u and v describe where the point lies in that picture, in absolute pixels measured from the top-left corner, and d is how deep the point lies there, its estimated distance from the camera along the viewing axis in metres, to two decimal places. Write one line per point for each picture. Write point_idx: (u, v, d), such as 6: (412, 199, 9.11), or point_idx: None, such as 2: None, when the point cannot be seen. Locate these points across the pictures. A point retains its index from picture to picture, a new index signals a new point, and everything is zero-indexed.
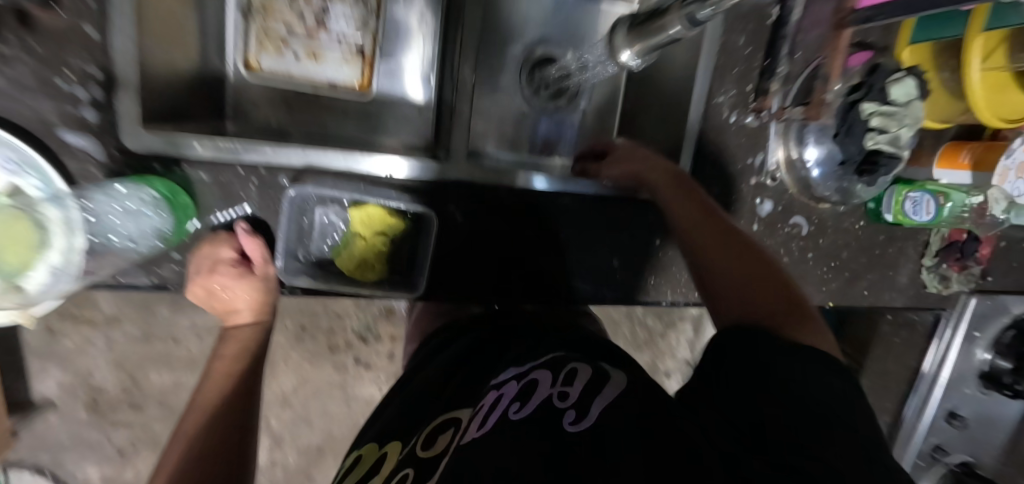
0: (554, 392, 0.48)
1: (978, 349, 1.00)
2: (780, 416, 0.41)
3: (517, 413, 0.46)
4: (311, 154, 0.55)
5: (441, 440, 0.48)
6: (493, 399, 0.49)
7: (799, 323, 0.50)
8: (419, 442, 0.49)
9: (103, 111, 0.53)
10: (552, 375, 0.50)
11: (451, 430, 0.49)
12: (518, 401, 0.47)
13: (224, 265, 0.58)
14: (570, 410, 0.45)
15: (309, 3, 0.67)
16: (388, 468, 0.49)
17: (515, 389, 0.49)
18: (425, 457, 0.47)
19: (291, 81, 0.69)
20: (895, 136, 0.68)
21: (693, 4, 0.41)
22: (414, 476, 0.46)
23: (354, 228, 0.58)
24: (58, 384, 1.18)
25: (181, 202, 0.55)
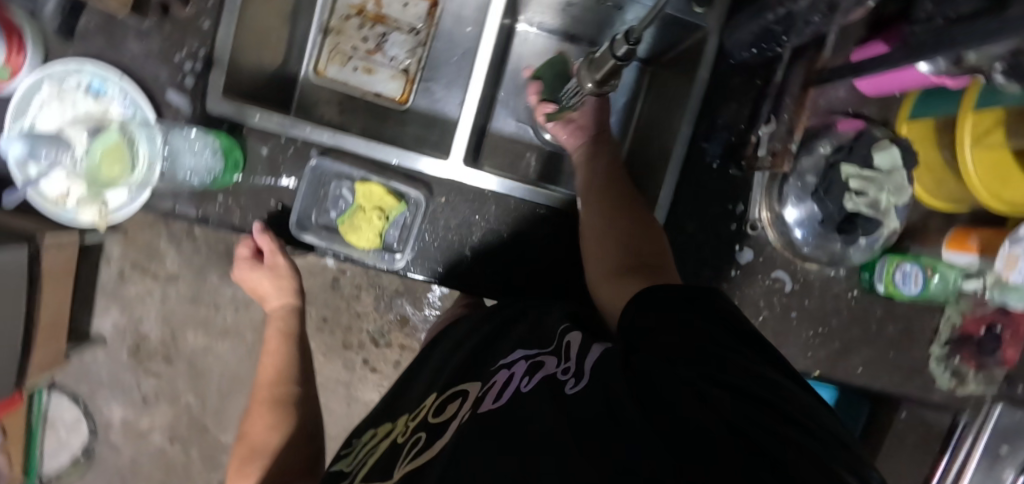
0: (559, 369, 0.51)
1: (1005, 470, 0.79)
2: (717, 351, 0.45)
3: (525, 386, 0.50)
4: (339, 137, 0.65)
5: (449, 408, 0.57)
6: (505, 377, 0.54)
7: (659, 265, 0.59)
8: (433, 409, 0.59)
9: (198, 78, 0.68)
10: (558, 355, 0.54)
11: (459, 399, 0.58)
12: (527, 377, 0.52)
13: (243, 260, 0.78)
14: (575, 378, 0.48)
15: (374, 30, 0.84)
16: (411, 431, 0.59)
17: (525, 369, 0.54)
18: (437, 422, 0.56)
19: (347, 87, 0.84)
20: (875, 200, 0.66)
21: (618, 42, 0.53)
22: (425, 436, 0.55)
23: (359, 200, 0.68)
24: (115, 325, 1.36)
25: (233, 156, 0.66)
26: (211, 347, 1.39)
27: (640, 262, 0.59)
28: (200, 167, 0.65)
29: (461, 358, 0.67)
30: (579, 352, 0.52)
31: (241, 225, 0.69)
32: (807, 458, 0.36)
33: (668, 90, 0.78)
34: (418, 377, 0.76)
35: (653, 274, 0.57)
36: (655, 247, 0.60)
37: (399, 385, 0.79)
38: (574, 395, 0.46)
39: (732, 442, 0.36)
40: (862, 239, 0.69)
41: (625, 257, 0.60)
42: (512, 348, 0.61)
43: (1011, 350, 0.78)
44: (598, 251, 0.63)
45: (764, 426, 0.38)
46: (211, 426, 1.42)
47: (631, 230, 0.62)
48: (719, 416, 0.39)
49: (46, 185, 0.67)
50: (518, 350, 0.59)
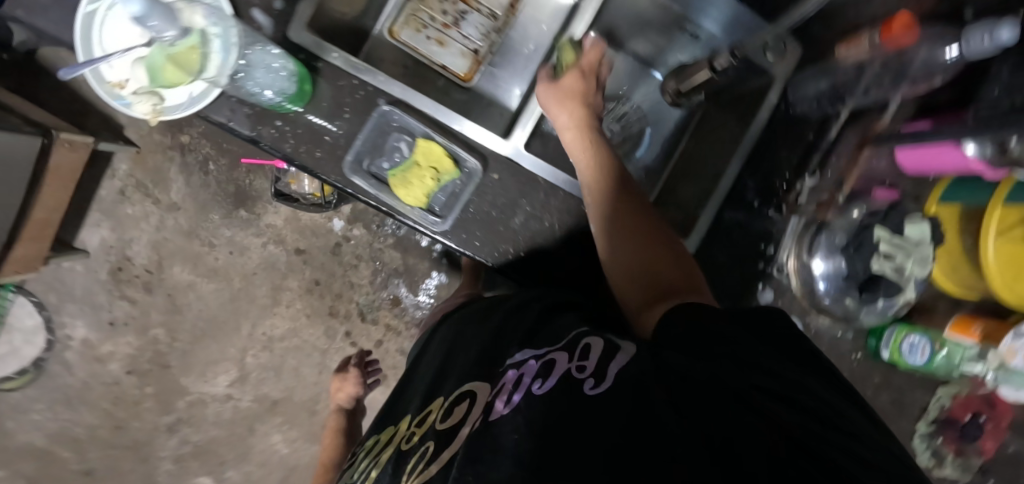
0: (572, 366, 0.52)
1: None
2: (756, 357, 0.47)
3: (539, 388, 0.52)
4: (409, 92, 0.67)
5: (456, 413, 0.61)
6: (515, 377, 0.56)
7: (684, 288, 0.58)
8: (440, 414, 0.63)
9: (288, 5, 0.69)
10: (570, 353, 0.54)
11: (466, 402, 0.61)
12: (540, 378, 0.53)
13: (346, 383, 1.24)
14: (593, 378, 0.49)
15: (454, 6, 0.86)
16: (420, 435, 0.63)
17: (537, 368, 0.55)
18: (445, 429, 0.60)
19: (416, 54, 0.85)
20: (900, 265, 0.69)
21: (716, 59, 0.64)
22: (434, 445, 0.59)
23: (416, 156, 0.69)
24: (102, 241, 1.32)
25: (302, 88, 0.66)
26: (195, 285, 1.35)
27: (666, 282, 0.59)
28: (273, 84, 0.64)
29: (480, 345, 0.69)
30: (591, 355, 0.52)
31: (292, 154, 0.69)
32: (852, 462, 0.38)
33: (719, 128, 0.79)
34: (428, 371, 0.76)
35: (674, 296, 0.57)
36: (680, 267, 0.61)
37: (410, 377, 0.80)
38: (595, 396, 0.48)
39: (783, 451, 0.38)
40: (879, 302, 0.72)
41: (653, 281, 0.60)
42: (516, 348, 0.62)
43: (989, 442, 0.80)
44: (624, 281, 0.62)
45: (812, 434, 0.40)
46: (173, 367, 1.37)
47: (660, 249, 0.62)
48: (761, 418, 0.41)
49: (110, 71, 0.67)
50: (525, 349, 0.61)
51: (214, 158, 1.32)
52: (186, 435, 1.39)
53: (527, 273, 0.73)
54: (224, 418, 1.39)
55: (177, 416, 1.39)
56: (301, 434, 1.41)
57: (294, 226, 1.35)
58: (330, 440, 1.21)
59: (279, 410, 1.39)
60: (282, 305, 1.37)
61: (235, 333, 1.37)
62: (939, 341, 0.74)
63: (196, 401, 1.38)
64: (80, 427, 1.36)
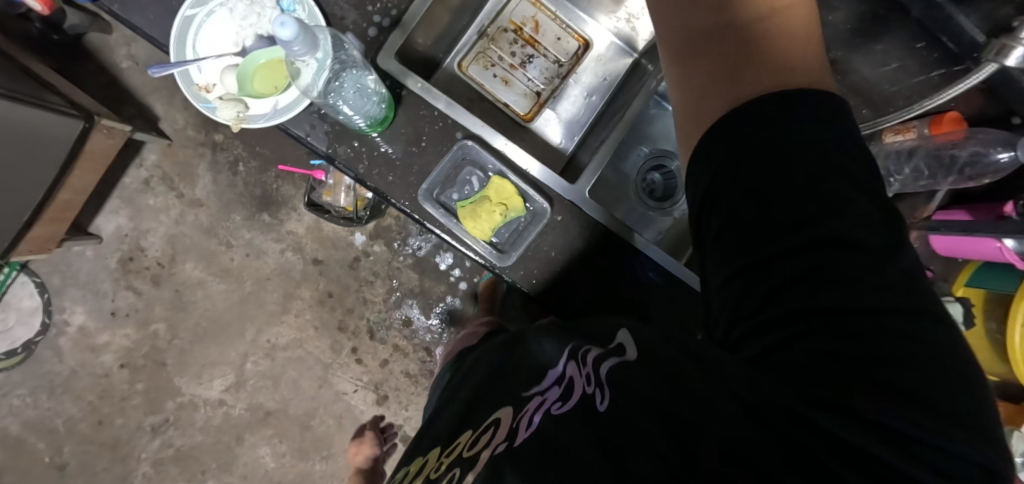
0: (584, 375, 0.43)
1: None
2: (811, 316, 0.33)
3: (557, 409, 0.42)
4: (483, 127, 0.69)
5: (483, 440, 0.57)
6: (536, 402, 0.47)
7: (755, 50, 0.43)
8: (467, 442, 0.59)
9: (380, 32, 0.70)
10: (576, 361, 0.46)
11: (492, 430, 0.56)
12: (558, 399, 0.43)
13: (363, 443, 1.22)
14: (603, 390, 0.40)
15: (522, 49, 0.89)
16: (448, 466, 0.58)
17: (558, 390, 0.44)
18: (470, 455, 0.56)
19: (481, 89, 0.88)
20: None
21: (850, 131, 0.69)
22: (461, 474, 0.56)
23: (487, 191, 0.70)
24: (117, 228, 1.30)
25: (386, 115, 0.68)
26: (204, 284, 1.33)
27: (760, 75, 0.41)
28: (362, 107, 0.66)
29: (506, 369, 0.65)
30: (597, 362, 0.43)
31: (365, 176, 0.69)
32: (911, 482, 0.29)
33: None
34: (450, 402, 0.72)
35: (735, 61, 0.43)
36: (786, 38, 0.42)
37: (434, 412, 0.76)
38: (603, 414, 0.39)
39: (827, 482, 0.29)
40: None
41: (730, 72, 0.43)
42: (546, 369, 0.59)
43: None
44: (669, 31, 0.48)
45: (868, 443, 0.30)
46: (169, 364, 1.33)
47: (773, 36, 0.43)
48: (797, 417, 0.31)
49: (199, 75, 0.68)
50: (553, 371, 0.57)
51: (245, 160, 1.32)
52: (170, 438, 1.34)
53: (556, 302, 0.71)
54: (212, 423, 1.35)
55: (164, 417, 1.33)
56: (290, 449, 1.36)
57: (315, 235, 1.35)
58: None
59: (272, 422, 1.35)
60: (290, 313, 1.35)
61: (239, 337, 1.35)
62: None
63: (187, 403, 1.34)
64: (60, 418, 1.30)
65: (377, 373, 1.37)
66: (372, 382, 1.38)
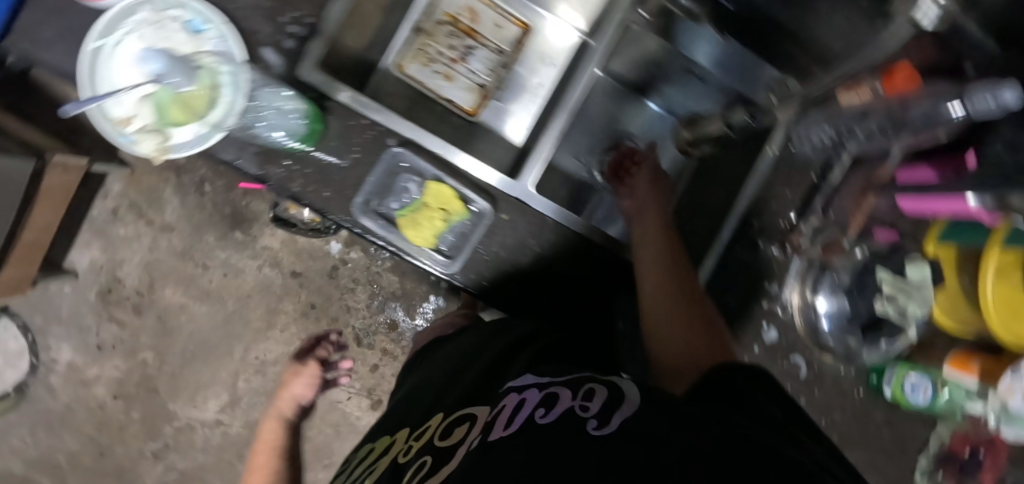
0: (575, 404, 0.50)
1: None
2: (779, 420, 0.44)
3: (542, 417, 0.50)
4: (420, 133, 0.67)
5: (457, 432, 0.58)
6: (516, 401, 0.55)
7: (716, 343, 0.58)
8: (438, 432, 0.60)
9: (299, 44, 0.68)
10: (572, 394, 0.52)
11: (467, 424, 0.58)
12: (542, 408, 0.51)
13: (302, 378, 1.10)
14: (595, 417, 0.47)
15: (461, 41, 0.86)
16: (419, 448, 0.60)
17: (539, 398, 0.53)
18: (444, 446, 0.57)
19: (423, 87, 0.86)
20: (903, 309, 0.70)
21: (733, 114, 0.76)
22: (431, 461, 0.57)
23: (425, 197, 0.68)
24: (91, 261, 1.29)
25: (313, 127, 0.66)
26: (187, 308, 1.33)
27: (704, 336, 0.59)
28: (282, 125, 0.64)
29: (483, 365, 0.67)
30: (595, 396, 0.50)
31: (300, 194, 0.67)
32: None
33: (725, 168, 0.82)
34: (429, 390, 0.74)
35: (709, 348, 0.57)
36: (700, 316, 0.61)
37: (410, 393, 0.78)
38: (598, 435, 0.44)
39: None
40: (883, 343, 0.72)
41: (672, 326, 0.61)
42: (520, 372, 0.61)
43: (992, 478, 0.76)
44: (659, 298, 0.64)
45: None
46: (161, 391, 1.34)
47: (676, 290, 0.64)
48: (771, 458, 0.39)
49: (115, 106, 0.65)
50: (529, 375, 0.59)
51: (210, 180, 1.31)
52: (172, 462, 1.36)
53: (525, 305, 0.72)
54: (212, 443, 1.36)
55: (164, 443, 1.35)
56: None
57: (290, 248, 1.34)
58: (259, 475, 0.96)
59: None
60: (276, 328, 1.35)
61: (227, 357, 1.35)
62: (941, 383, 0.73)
63: (184, 427, 1.35)
64: (62, 453, 1.32)
65: (369, 379, 1.38)
66: (365, 388, 1.38)
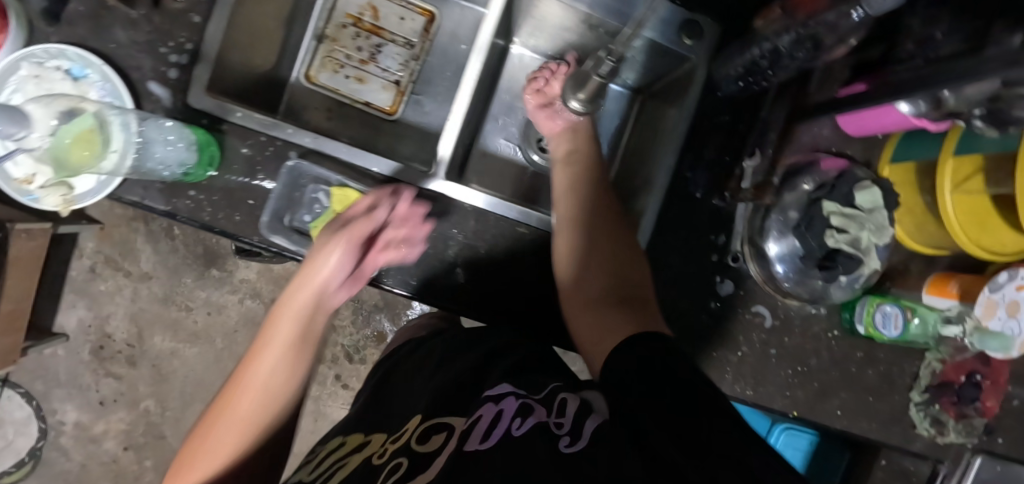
0: (549, 420, 0.46)
1: None
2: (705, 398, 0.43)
3: (517, 429, 0.46)
4: (321, 141, 0.66)
5: (435, 439, 0.50)
6: (493, 413, 0.49)
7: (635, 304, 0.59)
8: (414, 435, 0.52)
9: (183, 72, 0.66)
10: (547, 408, 0.48)
11: (445, 431, 0.51)
12: (518, 417, 0.47)
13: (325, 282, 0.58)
14: (568, 435, 0.44)
15: (368, 40, 0.84)
16: (395, 447, 0.53)
17: (515, 408, 0.49)
18: (421, 449, 0.50)
19: (337, 95, 0.84)
20: (856, 237, 0.66)
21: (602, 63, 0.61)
22: (406, 465, 0.49)
23: (334, 205, 0.66)
24: (79, 321, 1.32)
25: (208, 152, 0.64)
26: (178, 352, 1.34)
27: (627, 298, 0.59)
28: (170, 158, 0.62)
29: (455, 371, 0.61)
30: (567, 409, 0.47)
31: (211, 223, 0.65)
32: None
33: (658, 121, 0.80)
34: (405, 389, 0.66)
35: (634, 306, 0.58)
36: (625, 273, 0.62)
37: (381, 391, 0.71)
38: (570, 455, 0.42)
39: None
40: (841, 278, 0.68)
41: (586, 276, 0.63)
42: (499, 378, 0.56)
43: (990, 402, 0.79)
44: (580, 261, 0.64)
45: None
46: (168, 436, 1.36)
47: (611, 256, 0.64)
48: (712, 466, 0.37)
49: (13, 167, 0.64)
50: (505, 383, 0.54)
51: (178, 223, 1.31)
52: None
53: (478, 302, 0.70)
54: None
55: None
56: None
57: (268, 277, 1.35)
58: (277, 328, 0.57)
59: None
60: None
61: None
62: (912, 310, 0.71)
63: None
64: None
65: None
66: None
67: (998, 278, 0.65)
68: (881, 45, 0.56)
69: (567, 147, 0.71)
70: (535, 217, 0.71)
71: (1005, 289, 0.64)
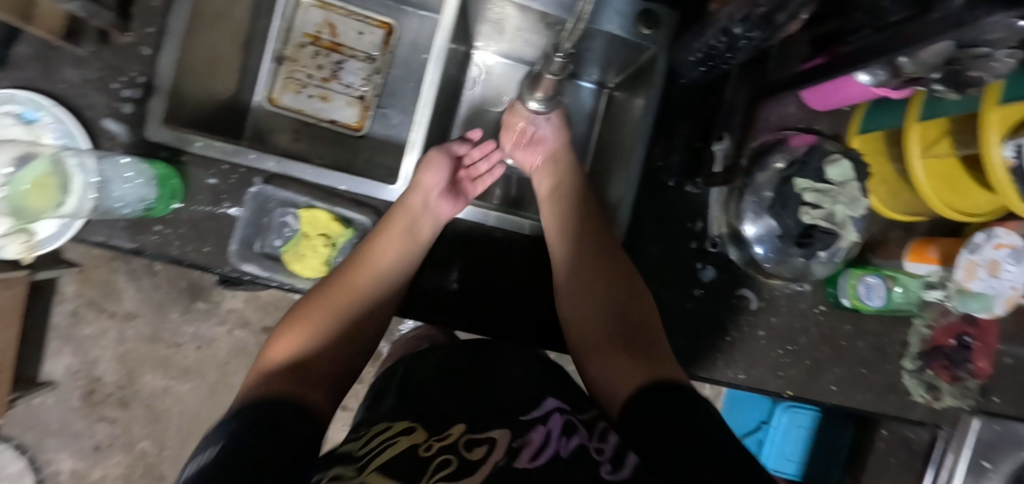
0: (591, 445, 0.49)
1: None
2: (718, 443, 0.47)
3: (564, 450, 0.47)
4: (285, 164, 0.64)
5: (478, 449, 0.47)
6: (542, 434, 0.49)
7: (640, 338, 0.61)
8: (458, 439, 0.49)
9: (137, 106, 0.65)
10: (585, 433, 0.50)
11: (488, 444, 0.48)
12: (564, 436, 0.49)
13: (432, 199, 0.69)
14: (607, 462, 0.47)
15: (329, 57, 0.83)
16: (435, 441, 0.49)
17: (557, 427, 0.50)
18: (469, 456, 0.46)
19: (302, 114, 0.83)
20: (829, 212, 0.66)
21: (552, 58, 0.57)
22: (454, 463, 0.46)
23: (303, 227, 0.66)
24: (67, 368, 1.30)
25: (170, 185, 0.63)
26: (170, 390, 1.32)
27: (630, 334, 0.62)
28: (130, 195, 0.61)
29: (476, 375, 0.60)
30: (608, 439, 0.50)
31: (180, 257, 0.64)
32: None
33: (626, 114, 0.79)
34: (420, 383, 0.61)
35: (638, 348, 0.60)
36: (624, 305, 0.64)
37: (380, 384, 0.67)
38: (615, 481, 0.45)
39: None
40: (821, 253, 0.68)
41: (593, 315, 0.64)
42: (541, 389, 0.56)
43: (982, 363, 0.79)
44: (583, 299, 0.65)
45: None
46: (168, 475, 1.34)
47: (608, 286, 0.65)
48: None
49: None
50: (550, 399, 0.54)
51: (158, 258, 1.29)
52: None
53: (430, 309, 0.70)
54: None
55: None
56: None
57: (255, 305, 1.33)
58: (389, 238, 0.65)
59: None
60: None
61: None
62: (892, 280, 0.71)
63: None
64: None
65: None
66: None
67: (975, 239, 0.66)
68: (834, 19, 0.56)
69: (549, 175, 0.73)
70: (526, 225, 0.72)
71: (984, 250, 0.66)
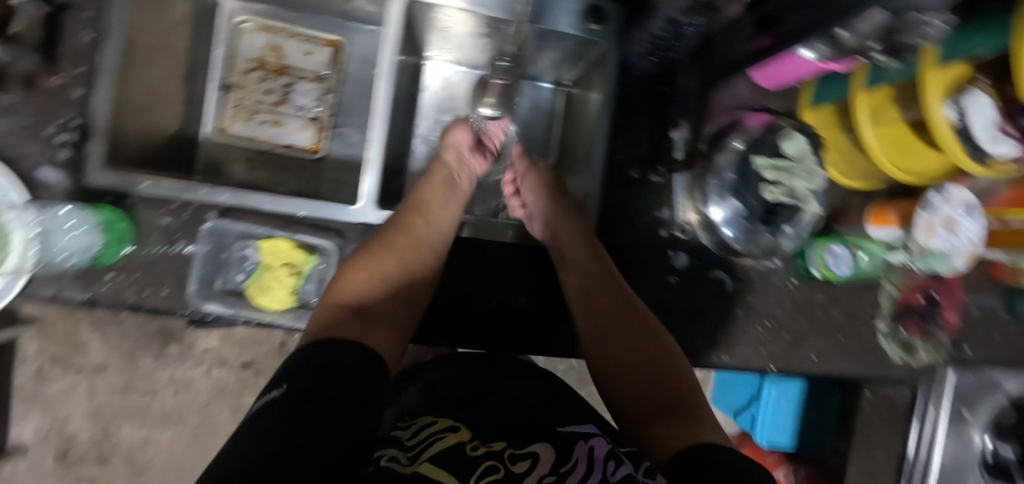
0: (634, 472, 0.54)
1: (971, 431, 0.88)
2: None
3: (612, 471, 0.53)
4: (238, 196, 0.63)
5: (523, 463, 0.55)
6: (585, 451, 0.56)
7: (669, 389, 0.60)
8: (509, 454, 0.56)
9: (74, 150, 0.62)
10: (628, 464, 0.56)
11: (530, 459, 0.55)
12: (611, 462, 0.54)
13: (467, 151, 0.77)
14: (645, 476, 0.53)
15: (277, 82, 0.82)
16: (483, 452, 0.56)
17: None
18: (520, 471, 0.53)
19: (255, 142, 0.81)
20: (790, 188, 0.69)
21: None
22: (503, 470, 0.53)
23: (265, 259, 0.64)
24: (35, 430, 1.19)
25: (118, 229, 0.60)
26: (150, 440, 1.23)
27: (659, 388, 0.60)
28: (76, 246, 0.59)
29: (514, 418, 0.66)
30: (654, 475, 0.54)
31: (137, 302, 0.61)
32: None
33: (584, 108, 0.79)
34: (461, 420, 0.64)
35: (671, 406, 0.59)
36: (646, 353, 0.63)
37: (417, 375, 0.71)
38: None
39: None
40: (787, 227, 0.69)
41: (620, 363, 0.63)
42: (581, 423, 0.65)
43: (951, 313, 0.81)
44: (607, 352, 0.64)
45: None
46: None
47: (633, 335, 0.64)
48: None
49: None
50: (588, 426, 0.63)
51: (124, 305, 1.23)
52: None
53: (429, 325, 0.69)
54: None
55: None
56: None
57: (231, 341, 1.26)
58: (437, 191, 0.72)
59: None
60: None
61: None
62: (859, 247, 0.73)
63: None
64: None
65: None
66: None
67: (928, 197, 0.68)
68: None
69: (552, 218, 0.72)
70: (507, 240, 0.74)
71: (936, 207, 0.68)
